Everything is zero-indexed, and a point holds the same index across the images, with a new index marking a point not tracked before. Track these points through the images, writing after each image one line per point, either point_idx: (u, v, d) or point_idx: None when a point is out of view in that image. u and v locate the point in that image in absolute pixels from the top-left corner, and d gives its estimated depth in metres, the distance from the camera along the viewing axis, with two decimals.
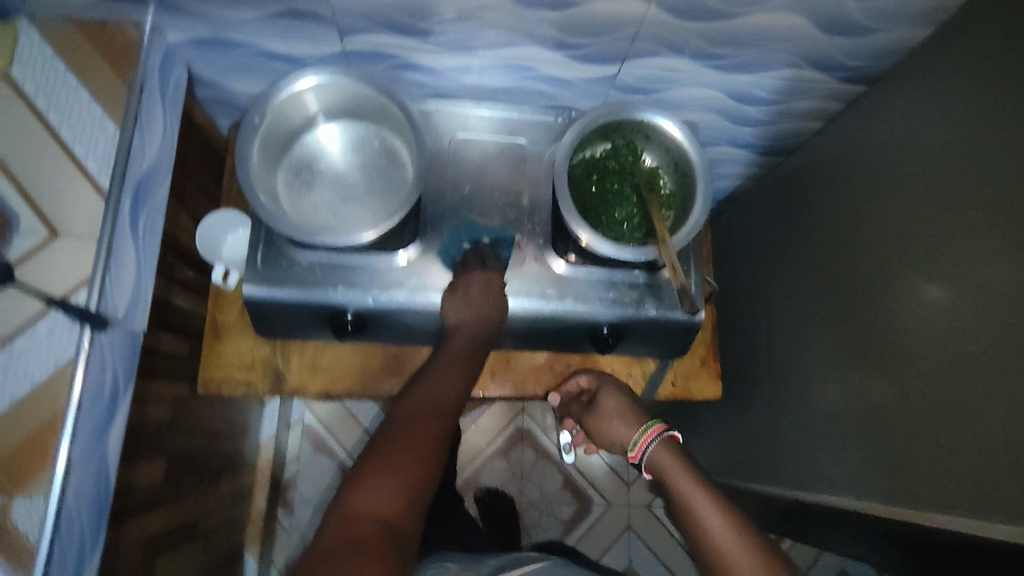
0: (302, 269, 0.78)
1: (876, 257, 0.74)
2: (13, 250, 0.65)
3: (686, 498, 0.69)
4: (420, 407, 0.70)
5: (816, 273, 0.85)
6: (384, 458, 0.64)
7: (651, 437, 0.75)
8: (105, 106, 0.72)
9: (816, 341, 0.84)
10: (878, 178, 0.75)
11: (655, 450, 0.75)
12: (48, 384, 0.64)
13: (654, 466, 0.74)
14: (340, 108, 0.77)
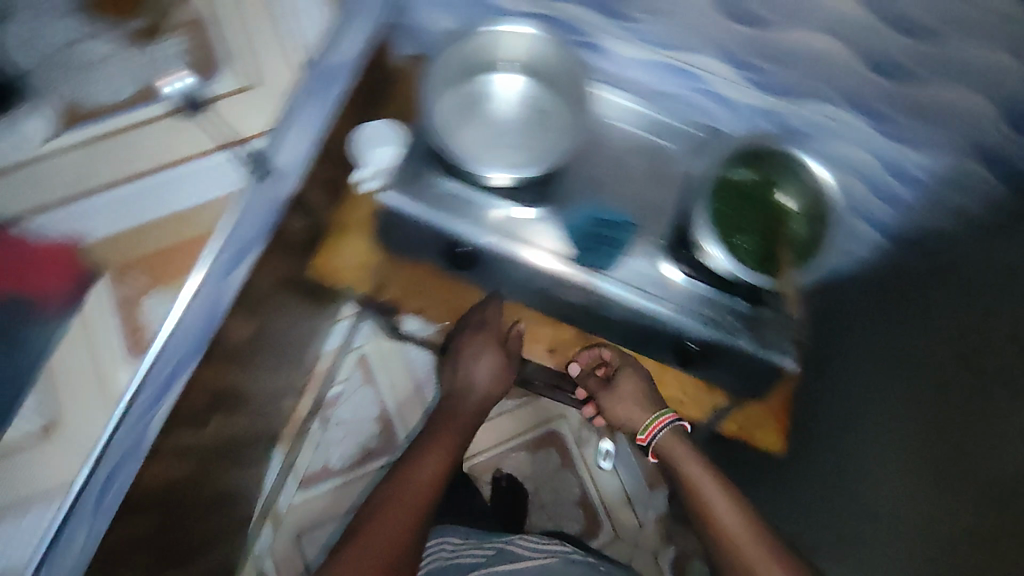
0: (439, 192, 0.84)
1: (977, 378, 0.64)
2: (219, 88, 0.74)
3: (708, 504, 0.78)
4: (409, 494, 0.81)
5: (913, 359, 0.76)
6: (363, 535, 0.75)
7: (663, 426, 0.85)
8: None
9: (899, 430, 0.75)
10: (992, 290, 0.65)
11: (663, 436, 0.85)
12: (209, 206, 0.71)
13: (663, 451, 0.85)
14: (531, 62, 0.81)
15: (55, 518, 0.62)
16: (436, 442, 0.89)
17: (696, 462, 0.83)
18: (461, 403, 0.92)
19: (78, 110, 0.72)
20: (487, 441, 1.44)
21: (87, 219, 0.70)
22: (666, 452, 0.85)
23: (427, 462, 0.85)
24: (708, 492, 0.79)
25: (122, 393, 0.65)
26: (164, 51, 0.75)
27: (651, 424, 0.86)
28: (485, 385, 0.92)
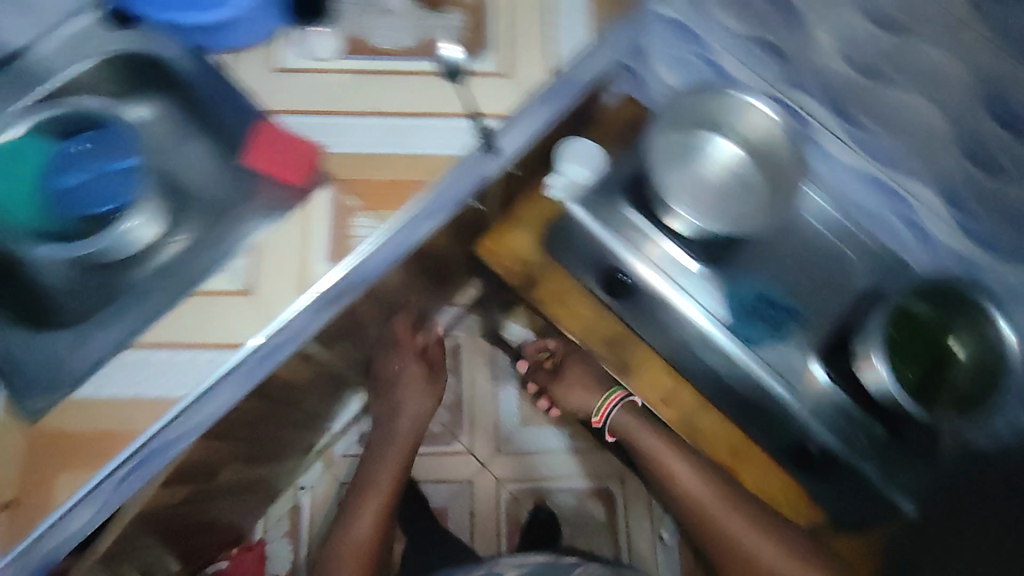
0: (623, 221, 0.89)
1: None
2: (476, 67, 0.82)
3: (671, 469, 0.86)
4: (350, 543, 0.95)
5: None
6: None
7: (613, 404, 0.92)
8: (591, 22, 0.87)
9: None
10: None
11: (617, 413, 0.92)
12: (434, 159, 0.78)
13: (619, 427, 0.92)
14: (759, 136, 0.82)
15: (204, 382, 0.67)
16: (378, 475, 1.02)
17: (649, 431, 0.89)
18: (396, 424, 1.08)
19: (361, 44, 0.82)
20: (542, 472, 1.44)
21: (333, 133, 0.78)
22: (624, 429, 0.91)
23: (361, 521, 0.97)
24: (670, 461, 0.86)
25: (313, 285, 0.71)
26: (442, 21, 0.84)
27: (604, 406, 0.93)
28: (409, 409, 1.08)
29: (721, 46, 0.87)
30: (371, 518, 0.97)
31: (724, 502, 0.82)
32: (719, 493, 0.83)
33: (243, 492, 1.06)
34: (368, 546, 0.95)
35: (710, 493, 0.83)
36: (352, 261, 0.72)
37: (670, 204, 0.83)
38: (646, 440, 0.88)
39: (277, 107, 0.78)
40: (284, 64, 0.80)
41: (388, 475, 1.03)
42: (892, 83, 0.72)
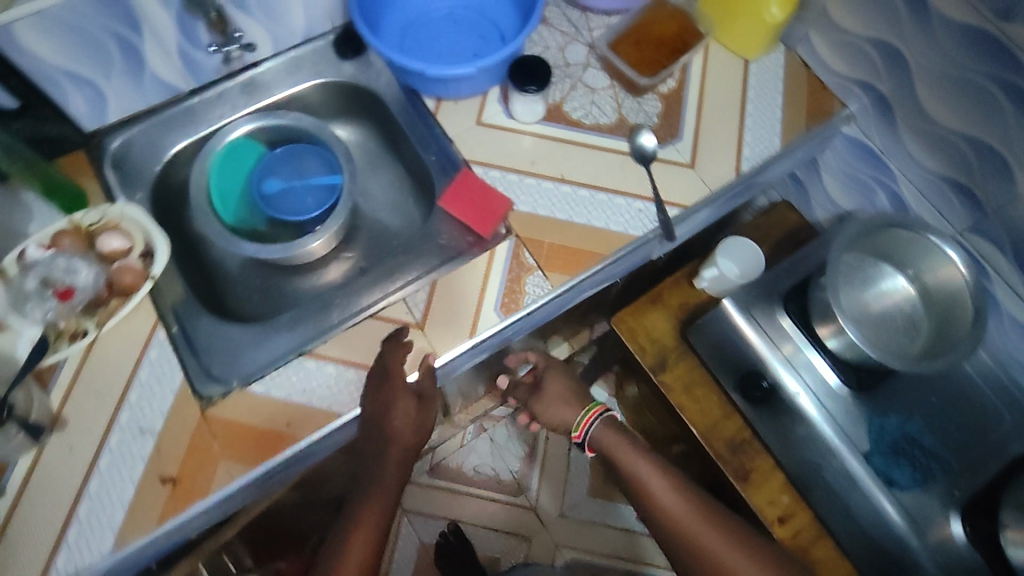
0: (777, 325, 0.89)
1: None
2: (664, 153, 0.84)
3: (648, 487, 0.83)
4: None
5: None
6: None
7: (593, 418, 0.88)
8: (783, 129, 0.87)
9: None
10: None
11: (598, 429, 0.88)
12: (612, 234, 0.80)
13: (597, 442, 0.88)
14: (940, 287, 0.81)
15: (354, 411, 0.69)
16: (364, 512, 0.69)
17: (627, 445, 0.86)
18: (390, 447, 0.70)
19: (558, 112, 0.85)
20: (597, 546, 1.41)
21: (520, 192, 0.81)
22: (607, 445, 0.87)
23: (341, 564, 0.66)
24: (646, 471, 0.84)
25: (481, 332, 0.74)
26: (640, 104, 0.87)
27: (582, 422, 0.89)
28: (406, 427, 0.70)
29: (908, 177, 0.87)
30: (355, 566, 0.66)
31: (702, 516, 0.80)
32: (688, 497, 0.82)
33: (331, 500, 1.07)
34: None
35: (691, 512, 0.80)
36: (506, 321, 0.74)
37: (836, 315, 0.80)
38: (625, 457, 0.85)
39: (473, 156, 0.83)
40: (489, 116, 0.85)
41: (375, 511, 0.69)
42: None
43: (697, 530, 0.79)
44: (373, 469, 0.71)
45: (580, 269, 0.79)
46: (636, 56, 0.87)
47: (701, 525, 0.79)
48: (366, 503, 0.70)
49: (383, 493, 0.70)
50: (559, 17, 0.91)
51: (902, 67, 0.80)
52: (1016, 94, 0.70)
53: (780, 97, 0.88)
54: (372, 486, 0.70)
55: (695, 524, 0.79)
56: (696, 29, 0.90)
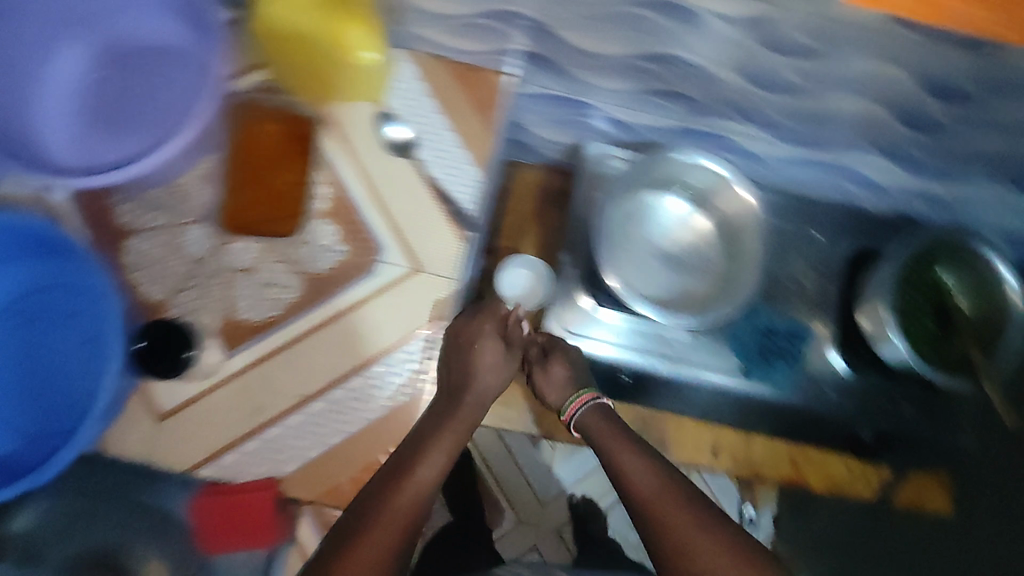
0: (598, 323, 0.83)
1: None
2: (378, 279, 0.68)
3: (613, 452, 0.67)
4: (409, 495, 0.55)
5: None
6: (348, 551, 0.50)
7: (580, 404, 0.73)
8: (468, 150, 0.73)
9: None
10: None
11: (585, 417, 0.72)
12: (397, 413, 0.66)
13: (587, 428, 0.72)
14: (708, 188, 0.77)
15: None
16: (443, 426, 0.62)
17: (614, 432, 0.69)
18: (467, 395, 0.64)
19: (238, 328, 0.65)
20: None
21: (276, 453, 0.63)
22: (589, 429, 0.71)
23: (428, 464, 0.58)
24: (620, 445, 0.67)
25: None
26: (314, 242, 0.68)
27: (571, 403, 0.74)
28: (485, 377, 0.65)
29: (608, 102, 0.76)
30: (434, 468, 0.58)
31: (672, 485, 0.62)
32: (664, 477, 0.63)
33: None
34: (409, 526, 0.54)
35: (662, 487, 0.62)
36: None
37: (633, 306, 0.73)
38: (599, 434, 0.70)
39: (192, 458, 0.62)
40: (167, 401, 0.63)
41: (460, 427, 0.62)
42: (816, 90, 0.66)
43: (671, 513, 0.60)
44: (445, 412, 0.63)
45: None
46: (265, 199, 0.68)
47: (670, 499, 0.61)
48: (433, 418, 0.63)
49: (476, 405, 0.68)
50: (139, 212, 0.67)
51: (534, 25, 0.64)
52: (658, 6, 0.58)
53: (436, 117, 0.72)
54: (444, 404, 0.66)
55: (665, 501, 0.61)
56: (301, 114, 0.70)
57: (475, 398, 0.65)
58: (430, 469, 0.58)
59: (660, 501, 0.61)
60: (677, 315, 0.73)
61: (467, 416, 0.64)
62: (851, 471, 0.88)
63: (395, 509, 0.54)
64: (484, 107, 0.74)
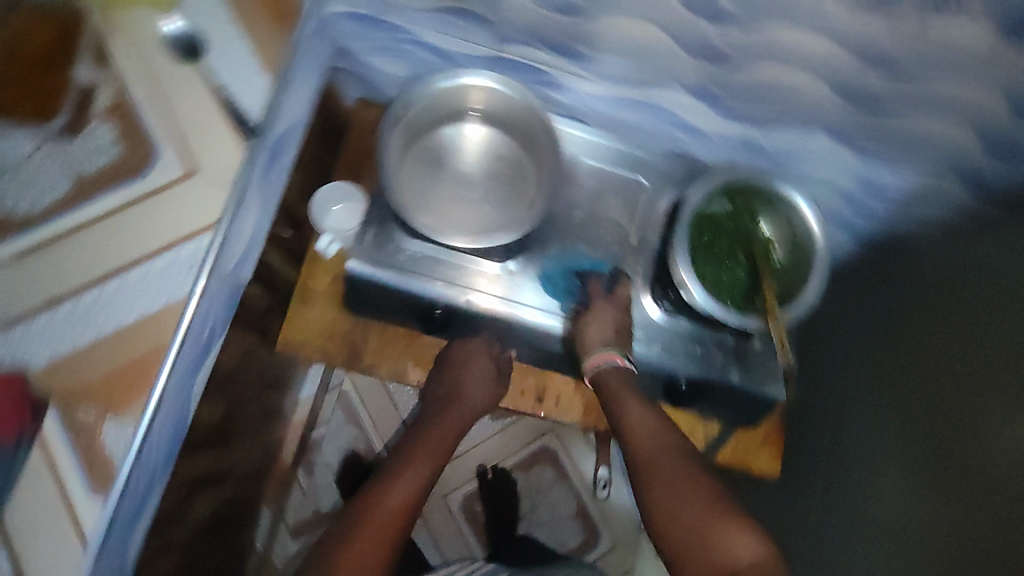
0: (406, 256, 0.80)
1: (922, 362, 0.78)
2: (147, 182, 0.68)
3: (618, 399, 0.72)
4: (401, 499, 0.69)
5: (892, 355, 0.82)
6: (355, 521, 0.66)
7: (603, 361, 0.75)
8: (261, 59, 0.72)
9: (888, 414, 0.80)
10: (924, 332, 0.79)
11: (607, 372, 0.75)
12: (155, 319, 0.65)
13: (603, 385, 0.74)
14: (500, 109, 0.78)
15: None
16: (425, 445, 0.77)
17: (625, 390, 0.73)
18: (457, 400, 0.82)
19: (4, 223, 0.68)
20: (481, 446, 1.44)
21: (26, 344, 0.66)
22: (609, 389, 0.74)
23: (409, 473, 0.72)
24: (628, 402, 0.71)
25: (89, 530, 0.62)
26: (91, 141, 0.69)
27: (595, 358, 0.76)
28: (476, 395, 0.83)
29: (419, 27, 0.76)
30: (409, 484, 0.71)
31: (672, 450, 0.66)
32: (669, 446, 0.67)
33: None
34: (402, 511, 0.68)
35: (666, 453, 0.66)
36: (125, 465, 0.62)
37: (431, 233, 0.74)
38: (612, 394, 0.73)
39: None
40: None
41: (430, 447, 0.77)
42: (596, 15, 0.66)
43: (666, 469, 0.64)
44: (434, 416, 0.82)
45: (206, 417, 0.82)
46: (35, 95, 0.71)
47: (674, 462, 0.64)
48: (427, 444, 0.77)
49: (450, 425, 0.80)
50: None
51: None
52: None
53: (229, 26, 0.71)
54: (439, 430, 0.79)
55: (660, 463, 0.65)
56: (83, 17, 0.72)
57: (463, 408, 0.83)
58: (415, 476, 0.72)
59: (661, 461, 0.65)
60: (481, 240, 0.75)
61: (455, 423, 0.81)
62: (680, 429, 0.90)
63: (397, 494, 0.69)
64: (283, 21, 0.74)
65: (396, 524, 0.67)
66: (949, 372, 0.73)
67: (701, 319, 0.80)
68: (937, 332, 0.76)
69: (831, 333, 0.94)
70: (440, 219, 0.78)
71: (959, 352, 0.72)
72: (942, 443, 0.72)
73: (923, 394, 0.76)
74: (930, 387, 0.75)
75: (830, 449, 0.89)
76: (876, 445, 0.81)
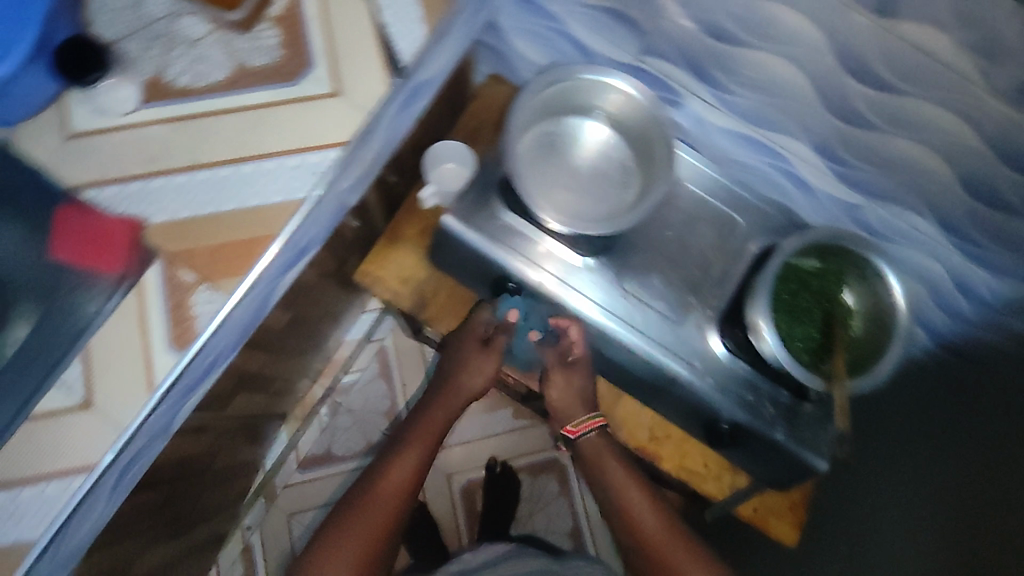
0: (497, 226, 0.83)
1: (988, 446, 0.74)
2: (298, 90, 0.73)
3: (616, 483, 0.81)
4: (394, 495, 0.79)
5: (961, 440, 0.79)
6: (358, 507, 0.77)
7: (590, 428, 0.84)
8: (423, 11, 0.77)
9: (946, 499, 0.77)
10: (993, 417, 0.76)
11: (591, 439, 0.84)
12: (272, 209, 0.70)
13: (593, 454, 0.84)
14: (628, 116, 0.81)
15: (66, 505, 0.61)
16: (428, 420, 0.86)
17: (616, 470, 0.82)
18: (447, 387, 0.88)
19: (162, 89, 0.73)
20: (496, 439, 1.46)
21: (148, 199, 0.68)
22: (596, 455, 0.83)
23: (408, 452, 0.82)
24: (624, 485, 0.81)
25: (161, 380, 0.64)
26: (257, 41, 0.75)
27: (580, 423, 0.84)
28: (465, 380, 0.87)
29: (572, 19, 0.80)
30: (406, 466, 0.81)
31: (672, 532, 0.78)
32: (662, 526, 0.78)
33: (219, 483, 1.10)
34: (400, 492, 0.79)
35: (667, 531, 0.78)
36: (207, 330, 0.66)
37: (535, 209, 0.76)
38: (603, 463, 0.82)
39: (83, 179, 0.69)
40: (79, 124, 0.71)
41: (432, 421, 0.86)
42: (746, 44, 0.68)
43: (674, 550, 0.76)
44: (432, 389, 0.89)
45: (272, 322, 0.86)
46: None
47: (680, 548, 0.76)
48: (430, 421, 0.86)
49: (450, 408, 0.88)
50: None
51: None
52: None
53: None
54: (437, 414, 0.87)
55: (660, 542, 0.77)
56: None
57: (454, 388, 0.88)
58: (410, 458, 0.82)
59: (664, 550, 0.76)
60: (576, 224, 0.77)
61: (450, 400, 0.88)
62: (707, 470, 0.90)
63: (398, 479, 0.80)
64: None
65: (390, 517, 0.78)
66: (1006, 456, 0.70)
67: (763, 367, 0.79)
68: (1005, 428, 0.72)
69: (903, 434, 0.91)
70: (542, 196, 0.80)
71: (1007, 491, 0.67)
72: (979, 546, 0.68)
73: (982, 481, 0.72)
74: (988, 473, 0.72)
75: (868, 554, 0.85)
76: (920, 557, 0.75)
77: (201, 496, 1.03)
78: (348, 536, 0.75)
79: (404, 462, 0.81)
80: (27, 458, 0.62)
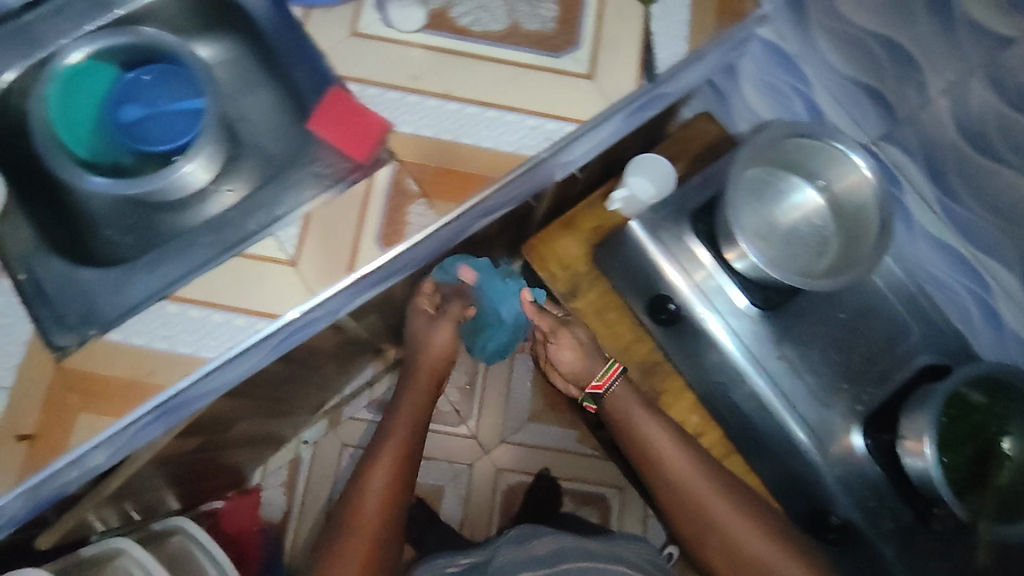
0: (682, 249, 0.86)
1: None
2: (560, 62, 0.77)
3: (648, 435, 0.82)
4: (379, 505, 0.79)
5: None
6: (342, 535, 0.77)
7: (613, 378, 0.85)
8: (692, 30, 0.80)
9: None
10: None
11: (617, 388, 0.85)
12: (503, 156, 0.74)
13: (618, 405, 0.85)
14: (850, 194, 0.81)
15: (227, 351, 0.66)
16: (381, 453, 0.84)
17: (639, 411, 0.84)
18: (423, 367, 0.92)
19: (443, 19, 0.77)
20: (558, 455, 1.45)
21: (402, 110, 0.74)
22: (616, 405, 0.85)
23: (373, 480, 0.81)
24: (656, 436, 0.82)
25: (361, 266, 0.69)
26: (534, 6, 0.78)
27: (605, 373, 0.85)
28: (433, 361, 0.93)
29: (825, 82, 0.82)
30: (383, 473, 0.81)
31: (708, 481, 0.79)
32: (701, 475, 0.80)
33: (315, 387, 1.15)
34: (388, 498, 0.80)
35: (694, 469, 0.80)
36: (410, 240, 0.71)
37: (735, 231, 0.78)
38: (626, 411, 0.84)
39: (351, 73, 0.75)
40: (365, 26, 0.76)
41: (386, 452, 0.84)
42: (1005, 160, 0.68)
43: (708, 500, 0.78)
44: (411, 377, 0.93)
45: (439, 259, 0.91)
46: None
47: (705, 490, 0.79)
48: (376, 462, 0.82)
49: (418, 392, 0.91)
50: None
51: None
52: None
53: None
54: (411, 401, 0.90)
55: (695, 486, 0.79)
56: None
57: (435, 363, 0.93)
58: (373, 488, 0.80)
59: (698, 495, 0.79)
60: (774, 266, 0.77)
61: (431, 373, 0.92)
62: None
63: (370, 502, 0.79)
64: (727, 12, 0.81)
65: (381, 522, 0.78)
66: None
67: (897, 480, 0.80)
68: None
69: None
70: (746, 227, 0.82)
71: None
72: None
73: None
74: None
75: None
76: None
77: (301, 391, 1.09)
78: (353, 547, 0.75)
79: (375, 483, 0.80)
80: (224, 292, 0.68)
